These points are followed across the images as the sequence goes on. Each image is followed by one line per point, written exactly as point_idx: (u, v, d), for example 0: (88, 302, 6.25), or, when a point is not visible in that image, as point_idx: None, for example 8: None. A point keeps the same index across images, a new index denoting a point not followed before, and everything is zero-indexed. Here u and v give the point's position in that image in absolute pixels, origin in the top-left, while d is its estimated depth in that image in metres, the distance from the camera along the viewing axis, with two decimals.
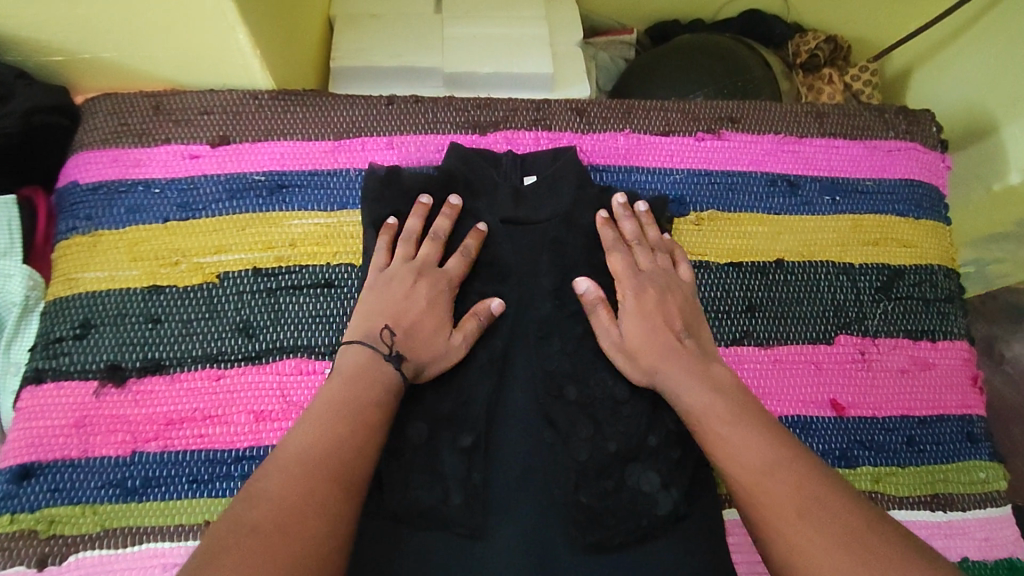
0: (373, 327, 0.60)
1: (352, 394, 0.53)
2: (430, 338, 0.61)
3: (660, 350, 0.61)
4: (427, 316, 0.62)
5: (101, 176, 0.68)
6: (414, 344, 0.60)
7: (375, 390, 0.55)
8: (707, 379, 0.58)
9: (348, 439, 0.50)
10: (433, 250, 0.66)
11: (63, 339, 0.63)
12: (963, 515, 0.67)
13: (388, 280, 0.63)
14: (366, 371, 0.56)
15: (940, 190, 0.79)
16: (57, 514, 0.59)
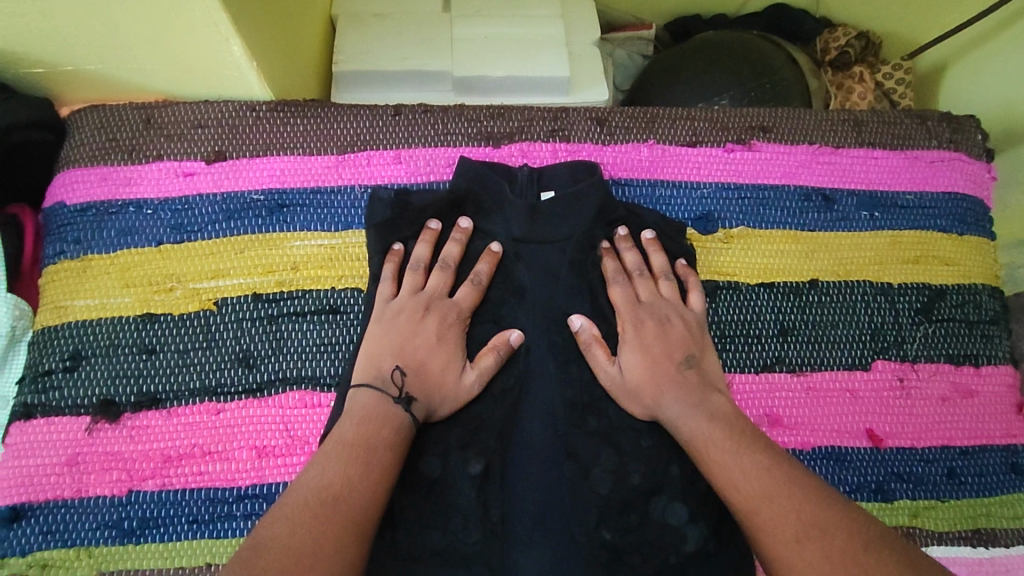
0: (380, 366, 0.56)
1: (359, 433, 0.50)
2: (442, 376, 0.58)
3: (661, 388, 0.58)
4: (437, 351, 0.59)
5: (89, 196, 0.64)
6: (425, 383, 0.57)
7: (384, 429, 0.51)
8: (711, 412, 0.55)
9: (356, 478, 0.47)
10: (444, 279, 0.62)
11: (52, 372, 0.60)
12: (1006, 551, 0.63)
13: (396, 313, 0.60)
14: (374, 411, 0.52)
15: (985, 203, 0.74)
16: (50, 558, 0.56)
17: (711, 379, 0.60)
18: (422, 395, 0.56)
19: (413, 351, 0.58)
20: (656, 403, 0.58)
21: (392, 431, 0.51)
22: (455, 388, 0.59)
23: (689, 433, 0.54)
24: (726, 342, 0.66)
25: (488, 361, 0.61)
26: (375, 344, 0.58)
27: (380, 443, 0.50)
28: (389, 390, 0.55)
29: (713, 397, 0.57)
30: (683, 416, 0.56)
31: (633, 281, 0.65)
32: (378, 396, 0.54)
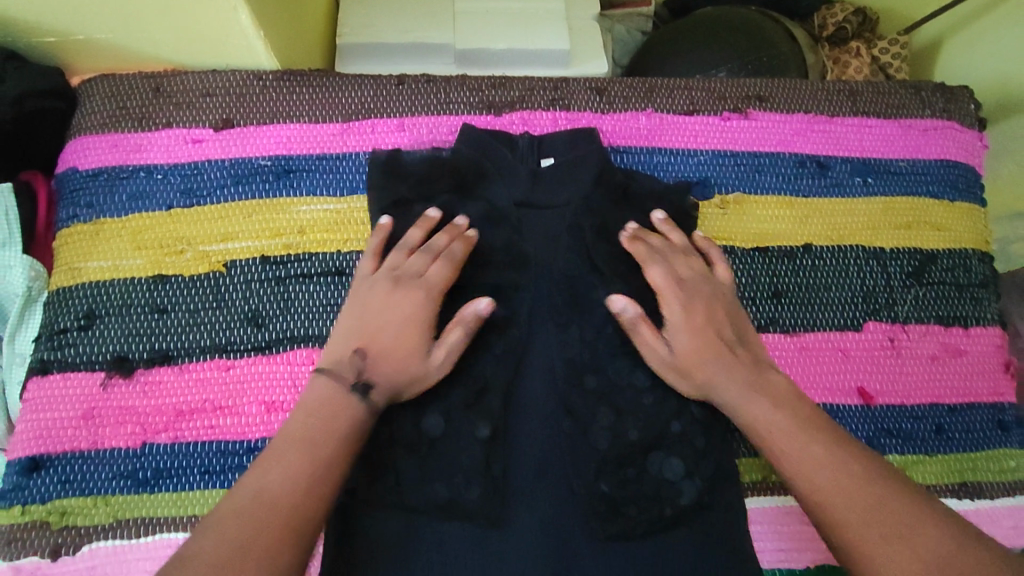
0: (341, 347, 0.54)
1: (307, 429, 0.49)
2: (404, 356, 0.55)
3: (717, 366, 0.57)
4: (403, 332, 0.56)
5: (101, 161, 0.66)
6: (386, 364, 0.54)
7: (337, 422, 0.50)
8: (771, 392, 0.55)
9: (297, 483, 0.46)
10: (421, 260, 0.60)
11: (67, 330, 0.62)
12: (991, 503, 0.65)
13: (364, 294, 0.58)
14: (327, 402, 0.51)
15: (976, 170, 0.75)
16: (68, 506, 0.58)
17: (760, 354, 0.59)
18: (383, 377, 0.53)
19: (377, 331, 0.56)
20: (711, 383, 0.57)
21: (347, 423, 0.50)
22: (422, 367, 0.56)
23: (750, 416, 0.54)
24: None
25: (457, 337, 0.58)
26: (342, 325, 0.56)
27: (333, 437, 0.49)
28: (345, 375, 0.52)
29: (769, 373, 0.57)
30: (741, 394, 0.56)
31: (669, 260, 0.63)
32: (333, 383, 0.52)
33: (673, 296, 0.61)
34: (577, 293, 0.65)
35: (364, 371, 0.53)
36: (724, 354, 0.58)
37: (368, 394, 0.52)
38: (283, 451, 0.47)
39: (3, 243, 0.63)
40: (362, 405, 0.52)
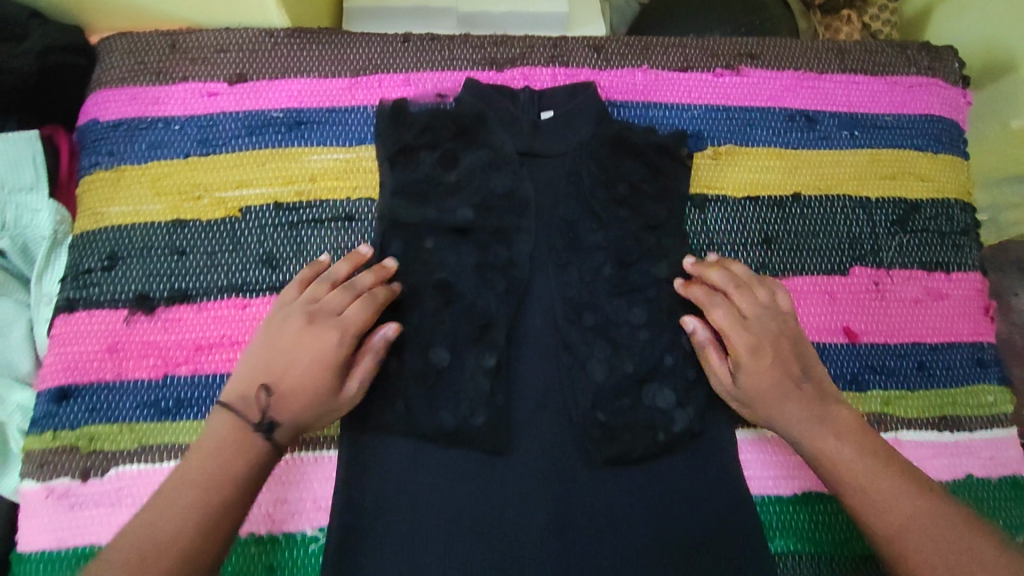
0: (248, 384, 0.56)
1: (207, 474, 0.52)
2: (308, 397, 0.56)
3: (784, 402, 0.59)
4: (312, 374, 0.57)
5: (121, 113, 0.69)
6: (290, 405, 0.56)
7: (237, 464, 0.53)
8: (838, 429, 0.58)
9: (192, 529, 0.49)
10: (339, 297, 0.60)
11: (91, 271, 0.65)
12: (969, 435, 0.69)
13: (278, 329, 0.58)
14: (228, 443, 0.54)
15: (960, 125, 0.78)
16: (97, 432, 0.62)
17: (825, 384, 0.61)
18: (287, 417, 0.56)
19: (285, 369, 0.57)
20: (780, 415, 0.60)
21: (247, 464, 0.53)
22: (328, 406, 0.57)
23: (818, 448, 0.58)
24: (714, 248, 0.71)
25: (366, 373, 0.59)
26: (253, 357, 0.58)
27: (231, 478, 0.52)
28: (249, 415, 0.55)
29: (835, 408, 0.59)
30: (808, 427, 0.59)
31: (732, 296, 0.63)
32: (237, 420, 0.55)
33: (739, 335, 0.61)
34: (575, 238, 0.68)
35: (269, 410, 0.55)
36: (791, 390, 0.60)
37: (271, 435, 0.55)
38: (180, 495, 0.51)
39: (31, 187, 0.66)
40: (265, 444, 0.55)
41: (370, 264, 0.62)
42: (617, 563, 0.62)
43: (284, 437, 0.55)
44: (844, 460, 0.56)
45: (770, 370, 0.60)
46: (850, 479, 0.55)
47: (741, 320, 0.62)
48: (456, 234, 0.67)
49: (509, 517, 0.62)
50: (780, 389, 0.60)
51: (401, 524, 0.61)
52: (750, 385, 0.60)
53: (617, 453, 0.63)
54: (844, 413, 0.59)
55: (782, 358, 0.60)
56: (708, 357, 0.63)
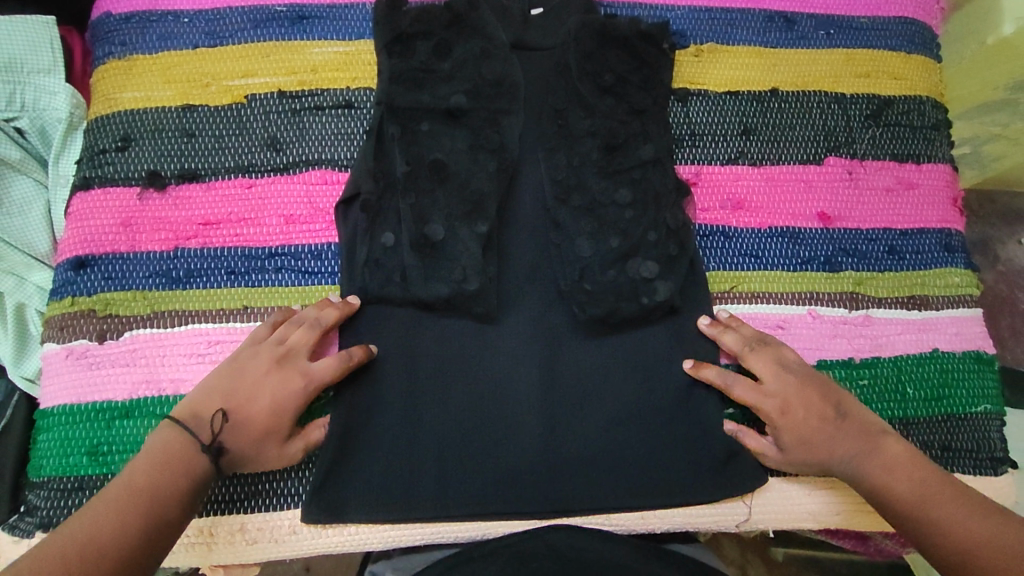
0: (205, 406, 0.58)
1: (151, 482, 0.53)
2: (259, 434, 0.58)
3: (824, 448, 0.62)
4: (268, 415, 0.59)
5: (132, 6, 0.73)
6: (238, 440, 0.57)
7: (180, 479, 0.54)
8: (886, 464, 0.60)
9: (131, 532, 0.50)
10: (309, 336, 0.62)
11: (106, 151, 0.69)
12: (936, 313, 0.73)
13: (245, 364, 0.60)
14: (176, 456, 0.55)
15: (932, 29, 0.82)
16: (112, 298, 0.66)
17: (867, 420, 0.63)
18: (235, 450, 0.57)
19: (247, 402, 0.58)
20: (829, 460, 0.62)
21: (189, 479, 0.55)
22: (268, 453, 0.59)
23: (871, 477, 0.60)
24: (696, 138, 0.75)
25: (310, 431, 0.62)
26: (214, 381, 0.59)
27: (174, 490, 0.54)
28: (202, 436, 0.56)
29: (883, 441, 0.62)
30: (858, 469, 0.61)
31: (749, 362, 0.65)
32: (188, 440, 0.56)
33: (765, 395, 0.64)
34: (563, 125, 0.71)
35: (221, 435, 0.57)
36: (823, 437, 0.62)
37: (218, 458, 0.57)
38: (124, 501, 0.52)
39: (49, 70, 0.70)
40: (210, 467, 0.56)
41: (336, 302, 0.64)
42: (603, 421, 0.66)
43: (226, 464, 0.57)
44: (894, 488, 0.59)
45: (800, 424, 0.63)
46: (903, 507, 0.58)
47: (763, 385, 0.64)
48: (450, 118, 0.70)
49: (500, 379, 0.66)
50: (816, 439, 0.62)
51: (400, 385, 0.65)
52: (792, 442, 0.63)
53: (603, 320, 0.67)
54: (894, 444, 0.61)
55: (808, 413, 0.63)
56: (751, 442, 0.65)
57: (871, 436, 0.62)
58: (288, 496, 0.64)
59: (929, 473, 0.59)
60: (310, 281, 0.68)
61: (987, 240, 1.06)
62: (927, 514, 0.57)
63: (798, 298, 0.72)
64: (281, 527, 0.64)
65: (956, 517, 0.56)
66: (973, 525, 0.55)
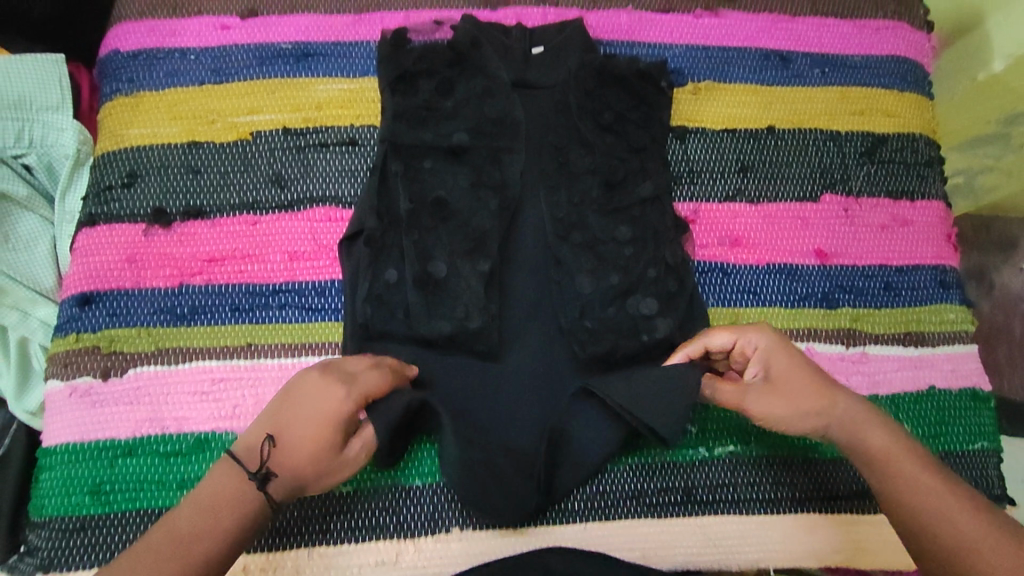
0: (253, 435, 0.54)
1: (191, 525, 0.50)
2: (309, 454, 0.53)
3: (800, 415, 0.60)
4: (314, 431, 0.54)
5: (140, 44, 0.74)
6: (294, 461, 0.53)
7: (226, 517, 0.51)
8: (874, 417, 0.59)
9: None
10: (359, 359, 0.59)
11: (112, 187, 0.70)
12: (932, 350, 0.74)
13: (289, 389, 0.55)
14: (221, 493, 0.51)
15: (924, 67, 0.83)
16: (116, 335, 0.66)
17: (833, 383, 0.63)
18: (287, 473, 0.53)
19: (290, 424, 0.54)
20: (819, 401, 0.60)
21: (235, 518, 0.51)
22: (326, 472, 0.55)
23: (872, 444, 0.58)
24: (695, 175, 0.76)
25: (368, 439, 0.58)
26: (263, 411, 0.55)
27: (217, 533, 0.50)
28: (248, 465, 0.52)
29: (863, 428, 0.59)
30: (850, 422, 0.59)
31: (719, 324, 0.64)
32: (236, 476, 0.52)
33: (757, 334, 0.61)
34: (564, 163, 0.72)
35: (268, 461, 0.53)
36: (808, 403, 0.60)
37: (266, 485, 0.52)
38: (156, 548, 0.49)
39: (57, 107, 0.71)
40: (260, 496, 0.52)
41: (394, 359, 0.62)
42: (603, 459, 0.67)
43: (278, 489, 0.52)
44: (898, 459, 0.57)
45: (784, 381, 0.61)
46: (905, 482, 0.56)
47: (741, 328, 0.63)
48: (452, 156, 0.71)
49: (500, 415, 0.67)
50: (798, 400, 0.60)
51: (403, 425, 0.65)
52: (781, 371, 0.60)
53: (603, 357, 0.68)
54: (876, 434, 0.58)
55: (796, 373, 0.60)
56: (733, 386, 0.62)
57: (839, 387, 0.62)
58: (290, 536, 0.64)
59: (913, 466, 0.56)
60: (314, 317, 0.68)
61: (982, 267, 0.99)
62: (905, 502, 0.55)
63: (795, 336, 0.73)
64: (285, 567, 0.63)
65: (937, 510, 0.54)
66: (955, 520, 0.53)
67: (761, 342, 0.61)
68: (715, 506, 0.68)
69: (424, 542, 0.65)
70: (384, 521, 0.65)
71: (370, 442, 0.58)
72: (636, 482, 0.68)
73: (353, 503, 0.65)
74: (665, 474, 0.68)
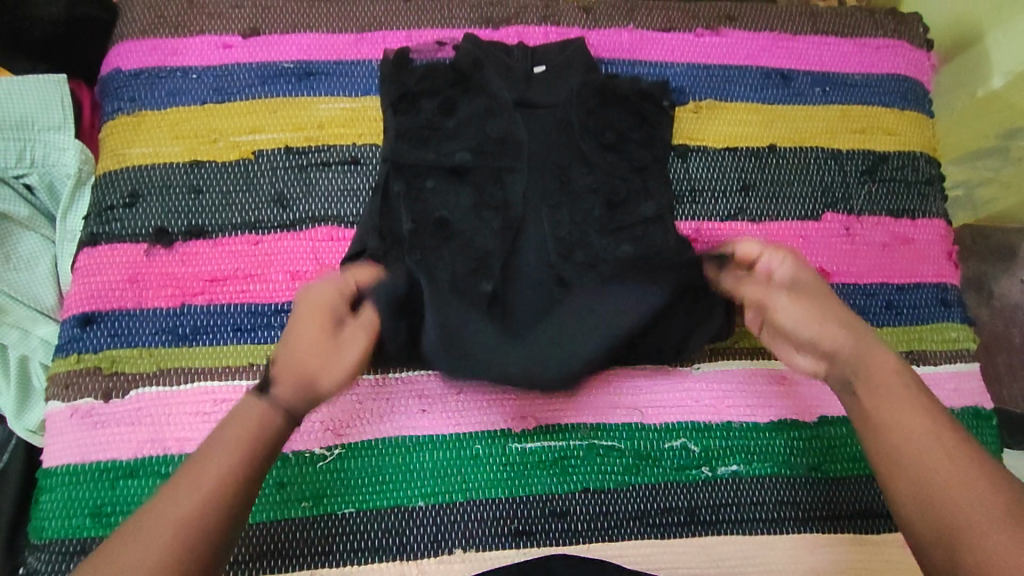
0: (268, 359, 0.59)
1: (216, 437, 0.52)
2: (298, 358, 0.57)
3: (813, 321, 0.59)
4: (298, 334, 0.58)
5: (142, 63, 0.74)
6: (286, 363, 0.56)
7: (242, 429, 0.53)
8: (890, 373, 0.56)
9: (190, 488, 0.49)
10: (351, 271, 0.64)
11: (114, 207, 0.70)
12: (934, 368, 0.74)
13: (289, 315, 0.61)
14: (240, 411, 0.54)
15: (924, 85, 0.84)
16: (118, 355, 0.66)
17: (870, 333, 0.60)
18: (284, 377, 0.56)
19: (284, 338, 0.58)
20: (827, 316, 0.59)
21: (251, 427, 0.53)
22: (321, 367, 0.57)
23: (891, 422, 0.53)
24: (696, 194, 0.76)
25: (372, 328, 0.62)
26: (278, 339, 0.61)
27: (230, 440, 0.52)
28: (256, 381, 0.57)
29: (873, 348, 0.57)
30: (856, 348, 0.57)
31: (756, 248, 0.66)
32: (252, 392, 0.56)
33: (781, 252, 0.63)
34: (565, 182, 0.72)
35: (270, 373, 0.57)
36: (817, 310, 0.59)
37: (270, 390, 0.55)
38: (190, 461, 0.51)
39: (59, 126, 0.71)
40: (267, 400, 0.55)
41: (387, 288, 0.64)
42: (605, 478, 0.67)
43: (279, 392, 0.55)
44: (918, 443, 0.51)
45: (806, 290, 0.61)
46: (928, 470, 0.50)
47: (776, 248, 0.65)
48: (454, 175, 0.71)
49: (503, 432, 0.68)
50: (812, 308, 0.59)
51: None
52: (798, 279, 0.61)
53: None
54: (886, 394, 0.54)
55: (815, 288, 0.61)
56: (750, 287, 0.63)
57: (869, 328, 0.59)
58: (292, 557, 0.63)
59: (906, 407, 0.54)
60: None
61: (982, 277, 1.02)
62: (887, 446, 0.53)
63: None
64: None
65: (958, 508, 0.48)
66: (962, 500, 0.48)
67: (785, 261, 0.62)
68: (718, 526, 0.67)
69: (426, 564, 0.64)
70: (386, 543, 0.64)
71: (370, 330, 0.61)
72: (639, 502, 0.67)
73: (354, 525, 0.64)
74: (667, 495, 0.68)
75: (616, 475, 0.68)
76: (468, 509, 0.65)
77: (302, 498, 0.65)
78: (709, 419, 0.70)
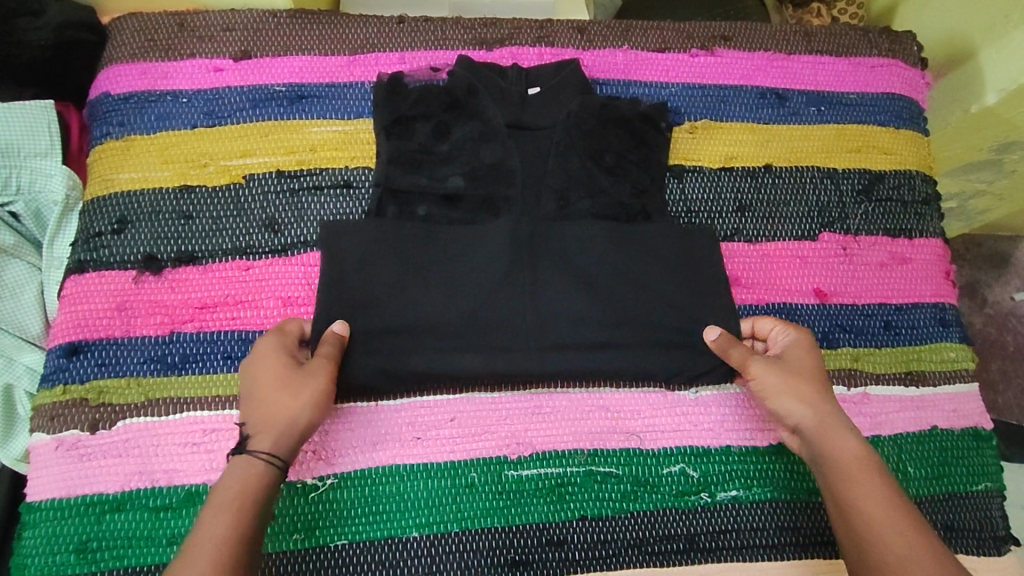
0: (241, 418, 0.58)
1: (216, 503, 0.53)
2: (274, 407, 0.57)
3: (789, 394, 0.61)
4: (271, 386, 0.58)
5: (131, 86, 0.73)
6: (264, 415, 0.57)
7: (242, 496, 0.53)
8: (861, 466, 0.57)
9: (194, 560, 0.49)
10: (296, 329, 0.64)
11: (102, 234, 0.68)
12: (934, 389, 0.74)
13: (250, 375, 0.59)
14: (231, 479, 0.54)
15: (918, 104, 0.84)
16: (105, 386, 0.65)
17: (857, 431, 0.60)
18: (258, 429, 0.56)
19: (254, 396, 0.58)
20: (794, 398, 0.61)
21: (250, 490, 0.53)
22: (298, 404, 0.57)
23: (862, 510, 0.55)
24: (692, 215, 0.75)
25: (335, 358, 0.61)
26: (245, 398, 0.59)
27: (224, 506, 0.52)
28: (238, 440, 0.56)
29: (843, 432, 0.59)
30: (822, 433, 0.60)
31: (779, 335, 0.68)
32: (236, 458, 0.55)
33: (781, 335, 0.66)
34: (562, 205, 0.71)
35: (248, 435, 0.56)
36: (797, 386, 0.62)
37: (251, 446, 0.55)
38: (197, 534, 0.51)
39: (46, 153, 0.70)
40: (253, 457, 0.55)
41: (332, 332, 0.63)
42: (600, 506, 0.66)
43: (262, 443, 0.55)
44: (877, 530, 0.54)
45: (791, 366, 0.63)
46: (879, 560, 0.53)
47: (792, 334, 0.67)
48: (447, 200, 0.71)
49: (499, 459, 0.66)
50: (789, 383, 0.62)
51: None
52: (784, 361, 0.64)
53: None
54: (864, 490, 0.56)
55: (806, 364, 0.63)
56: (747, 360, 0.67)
57: (846, 421, 0.60)
58: None
59: (883, 501, 0.55)
60: None
61: (975, 284, 1.07)
62: (861, 538, 0.54)
63: None
64: None
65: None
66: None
67: (789, 334, 0.66)
68: (717, 553, 0.66)
69: None
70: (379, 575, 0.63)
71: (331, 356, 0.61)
72: (637, 530, 0.66)
73: (348, 557, 0.63)
74: (666, 522, 0.67)
75: (615, 502, 0.66)
76: (463, 539, 0.64)
77: (294, 530, 0.63)
78: (708, 443, 0.69)
